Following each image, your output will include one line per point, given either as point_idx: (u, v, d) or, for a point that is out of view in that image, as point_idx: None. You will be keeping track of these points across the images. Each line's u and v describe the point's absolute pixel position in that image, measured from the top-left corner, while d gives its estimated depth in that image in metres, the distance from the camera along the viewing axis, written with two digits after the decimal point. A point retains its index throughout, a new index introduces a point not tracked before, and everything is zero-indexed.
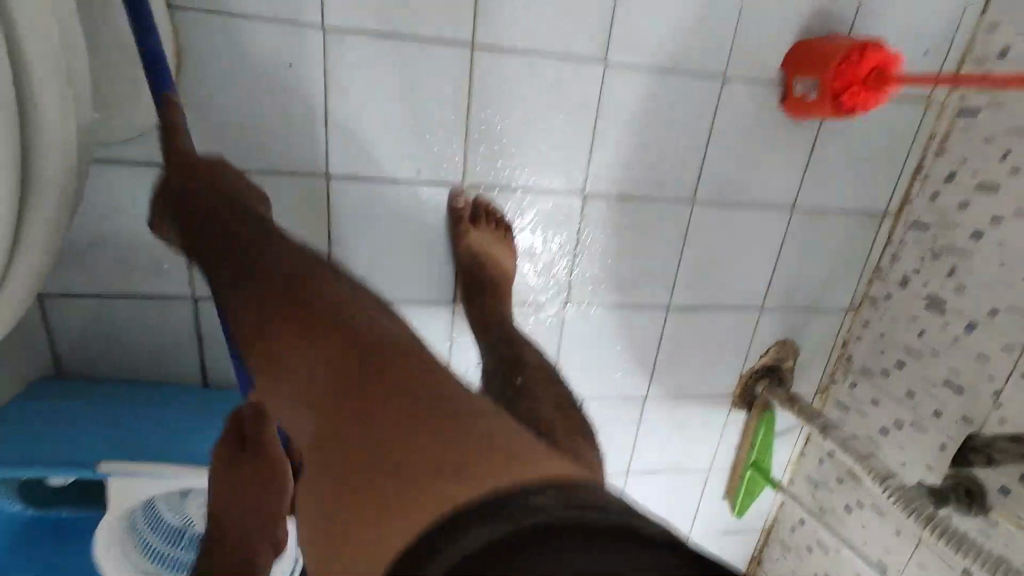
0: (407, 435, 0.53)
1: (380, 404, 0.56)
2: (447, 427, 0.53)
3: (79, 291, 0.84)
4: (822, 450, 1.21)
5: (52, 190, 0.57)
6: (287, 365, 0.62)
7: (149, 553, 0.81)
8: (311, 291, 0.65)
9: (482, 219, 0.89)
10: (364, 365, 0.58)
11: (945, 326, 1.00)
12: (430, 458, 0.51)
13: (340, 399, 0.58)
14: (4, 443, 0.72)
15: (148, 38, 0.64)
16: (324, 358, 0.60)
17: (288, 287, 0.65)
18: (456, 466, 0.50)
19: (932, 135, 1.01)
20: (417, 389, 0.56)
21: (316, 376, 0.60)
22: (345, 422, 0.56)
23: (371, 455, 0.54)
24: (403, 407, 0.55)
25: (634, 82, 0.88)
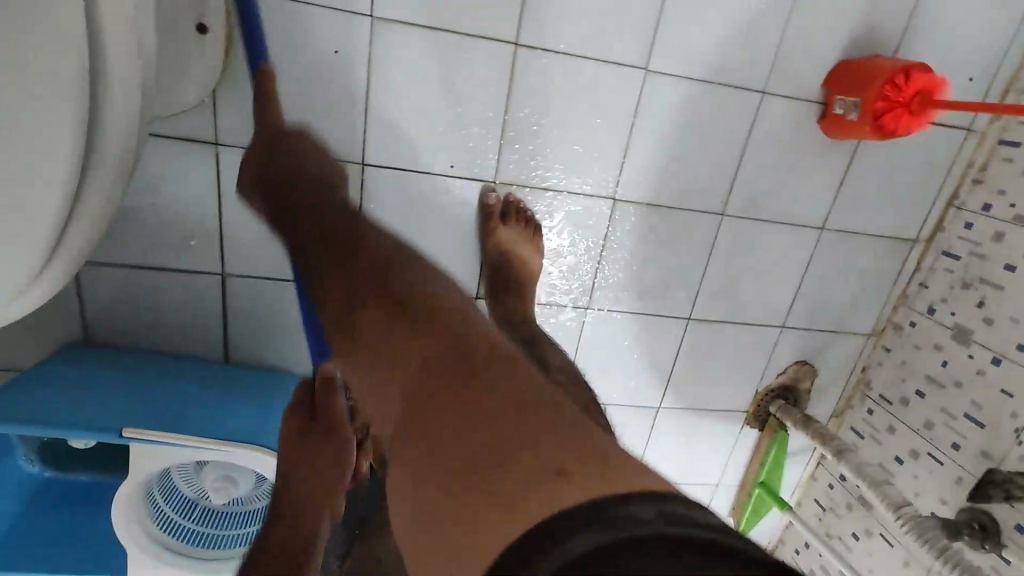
0: (493, 433, 0.49)
1: (465, 399, 0.52)
2: (539, 429, 0.48)
3: (112, 260, 0.86)
4: (833, 474, 1.20)
5: (119, 164, 0.58)
6: (378, 349, 0.61)
7: (162, 521, 0.82)
8: (405, 283, 0.65)
9: (511, 217, 0.90)
10: (456, 358, 0.56)
11: (969, 358, 0.99)
12: (520, 463, 0.46)
13: (427, 390, 0.54)
14: (31, 402, 0.73)
15: (250, 11, 0.72)
16: (416, 347, 0.58)
17: (383, 276, 0.65)
18: (548, 470, 0.44)
19: (970, 164, 1.01)
20: (510, 388, 0.52)
21: (405, 362, 0.58)
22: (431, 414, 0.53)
23: (454, 451, 0.49)
24: (493, 404, 0.50)
25: (673, 91, 0.88)
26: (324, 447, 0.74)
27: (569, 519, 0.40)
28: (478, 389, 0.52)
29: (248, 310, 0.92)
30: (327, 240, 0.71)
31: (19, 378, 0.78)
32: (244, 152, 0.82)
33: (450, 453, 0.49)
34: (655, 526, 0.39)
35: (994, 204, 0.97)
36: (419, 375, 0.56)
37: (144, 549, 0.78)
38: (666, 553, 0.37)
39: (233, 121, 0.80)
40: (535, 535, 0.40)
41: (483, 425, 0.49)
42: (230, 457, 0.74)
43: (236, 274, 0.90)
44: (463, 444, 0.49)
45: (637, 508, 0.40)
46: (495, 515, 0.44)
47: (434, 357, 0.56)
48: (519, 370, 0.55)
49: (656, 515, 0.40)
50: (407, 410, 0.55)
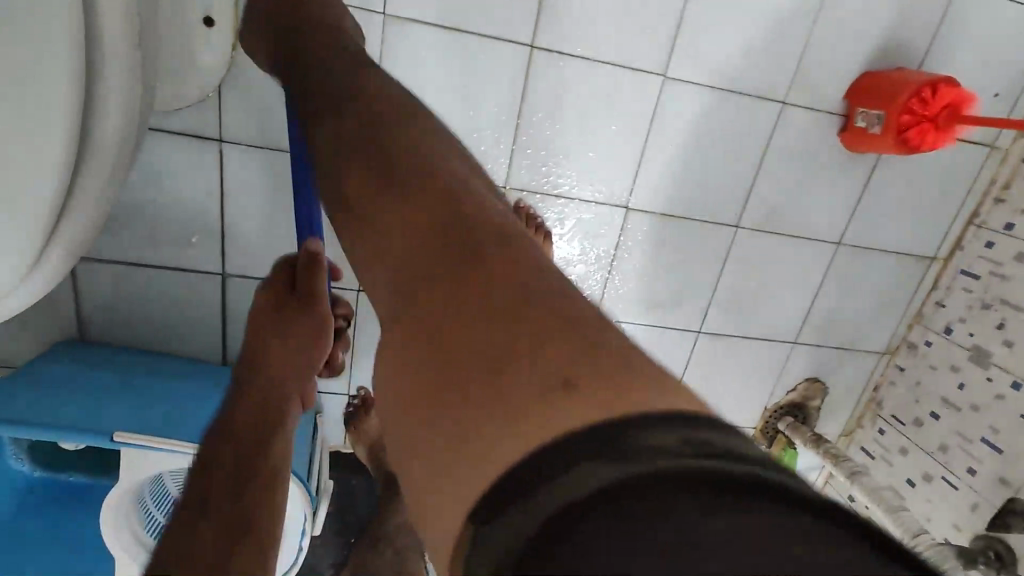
0: (446, 292, 0.33)
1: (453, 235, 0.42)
2: (516, 276, 0.33)
3: (109, 257, 0.83)
4: (839, 495, 1.18)
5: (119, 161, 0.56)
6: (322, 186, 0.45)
7: (153, 528, 0.79)
8: (363, 103, 0.47)
9: (521, 225, 0.82)
10: (412, 184, 0.39)
11: (988, 380, 0.96)
12: (481, 348, 0.29)
13: (370, 230, 0.39)
14: (22, 403, 0.70)
15: None
16: (365, 187, 0.40)
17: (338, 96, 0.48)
18: (523, 372, 0.27)
19: (993, 181, 0.98)
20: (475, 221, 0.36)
21: (352, 205, 0.42)
22: (371, 261, 0.38)
23: (402, 311, 0.34)
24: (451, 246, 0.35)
25: (690, 98, 0.86)
26: (300, 323, 0.58)
27: (555, 456, 0.23)
28: (434, 233, 0.36)
29: (248, 311, 0.90)
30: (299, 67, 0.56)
31: (9, 379, 0.75)
32: (250, 150, 0.80)
33: (385, 317, 0.35)
34: (684, 463, 0.23)
35: (1017, 224, 0.95)
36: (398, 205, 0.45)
37: (134, 557, 0.75)
38: (713, 506, 0.21)
39: (237, 117, 0.78)
40: (503, 486, 0.23)
41: (436, 281, 0.33)
42: None
43: (237, 274, 0.87)
44: (401, 301, 0.34)
45: (655, 431, 0.24)
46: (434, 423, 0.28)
47: (381, 194, 0.39)
48: (492, 200, 0.41)
49: (686, 445, 0.23)
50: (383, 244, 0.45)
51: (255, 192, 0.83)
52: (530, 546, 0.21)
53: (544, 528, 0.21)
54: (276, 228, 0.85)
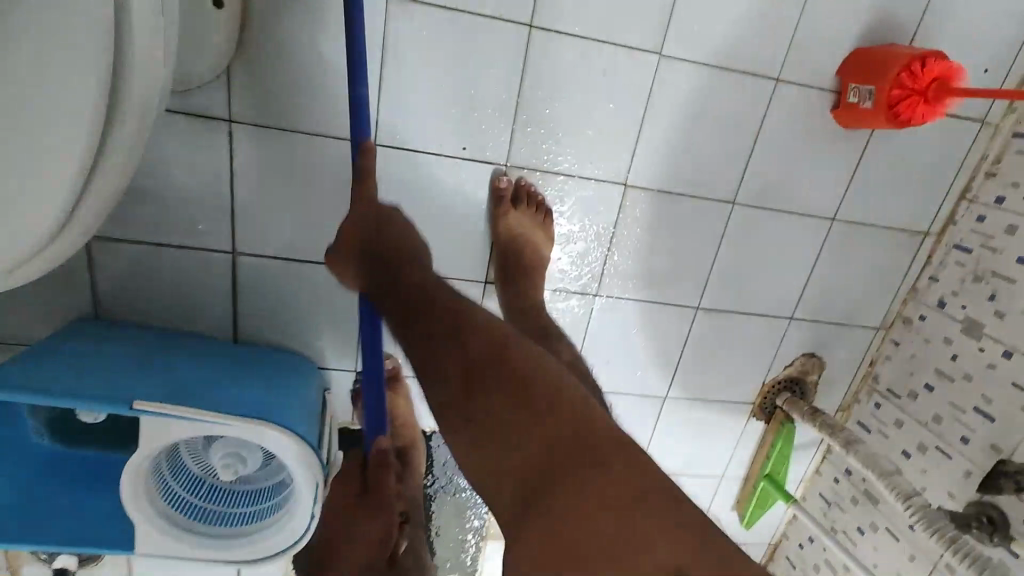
0: (602, 515, 0.45)
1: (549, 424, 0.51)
2: (645, 508, 0.46)
3: (124, 236, 0.86)
4: (837, 469, 1.20)
5: (140, 138, 0.57)
6: (450, 406, 0.55)
7: (169, 497, 0.82)
8: (465, 316, 0.59)
9: (523, 202, 0.90)
10: (545, 418, 0.51)
11: (980, 352, 0.98)
12: (631, 560, 0.44)
13: (516, 454, 0.51)
14: (48, 372, 0.73)
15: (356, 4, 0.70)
16: (505, 409, 0.52)
17: (489, 341, 0.56)
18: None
19: (984, 156, 1.00)
20: (634, 471, 0.48)
21: (475, 416, 0.53)
22: (542, 478, 0.49)
23: (535, 530, 0.48)
24: (610, 489, 0.46)
25: (686, 75, 0.88)
26: (370, 526, 0.75)
27: None
28: (574, 477, 0.48)
29: (260, 289, 0.93)
30: (423, 306, 0.61)
31: (30, 351, 0.78)
32: (259, 129, 0.83)
33: (564, 527, 0.46)
34: None
35: (1007, 197, 0.96)
36: (480, 381, 0.54)
37: (154, 523, 0.79)
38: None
39: (247, 98, 0.81)
40: None
41: (591, 506, 0.46)
42: (238, 432, 0.74)
43: (248, 253, 0.90)
44: (569, 526, 0.46)
45: None
46: None
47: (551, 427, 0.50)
48: (569, 386, 0.55)
49: None
50: (474, 443, 0.53)
51: (265, 173, 0.85)
52: None
53: None
54: (285, 207, 0.88)
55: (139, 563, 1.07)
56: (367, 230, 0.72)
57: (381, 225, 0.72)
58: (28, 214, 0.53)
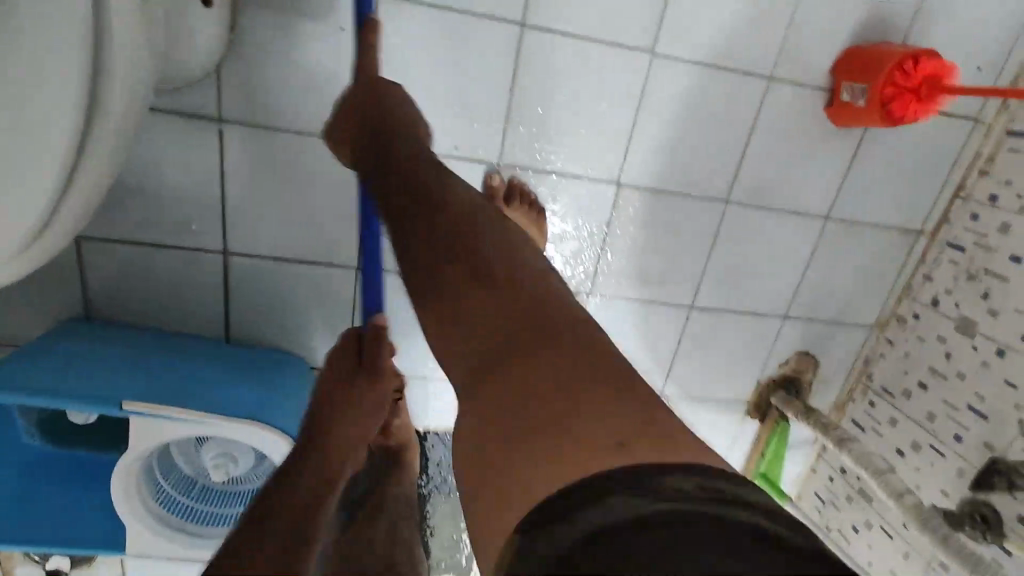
0: (555, 369, 0.49)
1: (514, 291, 0.54)
2: (600, 369, 0.49)
3: (114, 236, 0.85)
4: (832, 468, 1.20)
5: (125, 139, 0.57)
6: (417, 276, 0.58)
7: (161, 499, 0.82)
8: (439, 194, 0.61)
9: (516, 199, 0.88)
10: (509, 289, 0.54)
11: (974, 350, 0.98)
12: (572, 402, 0.47)
13: (480, 317, 0.54)
14: (38, 372, 0.73)
15: None
16: (474, 277, 0.55)
17: (465, 241, 0.58)
18: (613, 439, 0.44)
19: (978, 154, 1.00)
20: (600, 360, 0.50)
21: (443, 281, 0.56)
22: (502, 339, 0.52)
23: (491, 382, 0.51)
24: (565, 349, 0.50)
25: (679, 73, 0.87)
26: (361, 413, 0.71)
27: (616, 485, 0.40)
28: (531, 338, 0.51)
29: (252, 289, 0.92)
30: (408, 196, 0.63)
31: (21, 351, 0.78)
32: (250, 128, 0.82)
33: (523, 401, 0.48)
34: (701, 501, 0.38)
35: (1000, 196, 0.96)
36: (454, 248, 0.57)
37: (146, 525, 0.78)
38: (729, 539, 0.36)
39: (237, 97, 0.80)
40: (586, 501, 0.40)
41: (545, 364, 0.49)
42: (229, 432, 0.74)
43: (240, 252, 0.89)
44: (522, 377, 0.49)
45: (684, 483, 0.40)
46: (539, 458, 0.45)
47: (521, 312, 0.53)
48: (539, 267, 0.58)
49: (698, 489, 0.40)
50: (439, 303, 0.56)
51: (256, 173, 0.85)
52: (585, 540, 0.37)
53: (606, 525, 0.37)
54: (277, 207, 0.88)
55: (132, 565, 1.07)
56: (366, 105, 0.72)
57: (364, 106, 0.72)
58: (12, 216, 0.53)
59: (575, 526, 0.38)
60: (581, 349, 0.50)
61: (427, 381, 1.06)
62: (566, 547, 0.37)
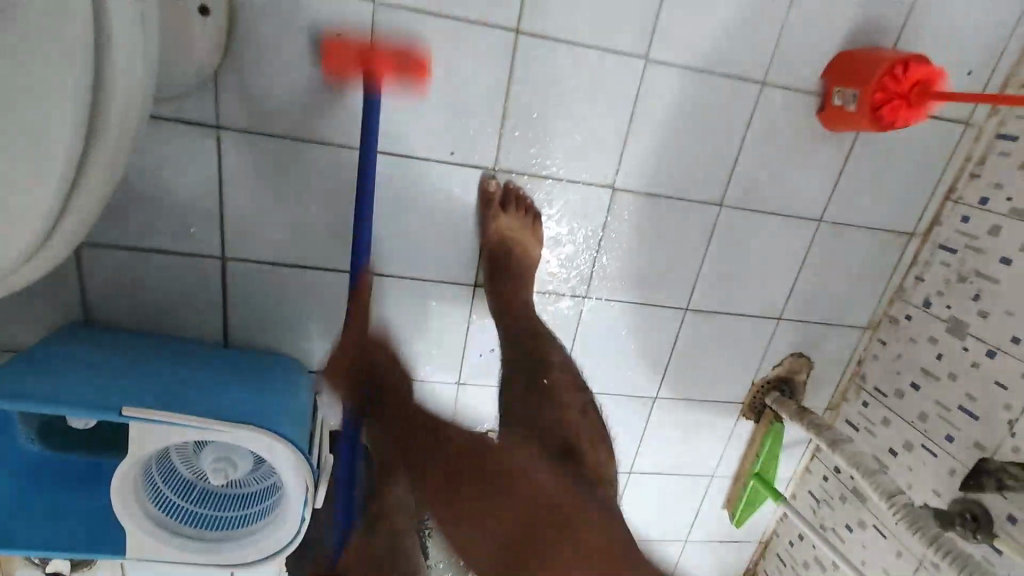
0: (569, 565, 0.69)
1: (513, 515, 0.74)
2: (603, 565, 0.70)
3: (113, 242, 0.86)
4: (826, 467, 1.22)
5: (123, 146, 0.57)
6: (454, 500, 0.78)
7: (160, 502, 0.82)
8: (449, 446, 0.83)
9: (512, 205, 0.91)
10: (519, 494, 0.75)
11: (965, 351, 1.00)
12: None
13: (500, 526, 0.74)
14: (37, 378, 0.74)
15: (369, 134, 0.79)
16: (490, 522, 0.75)
17: (478, 460, 0.79)
18: None
19: (968, 157, 1.01)
20: (593, 523, 0.73)
21: (467, 508, 0.77)
22: (524, 539, 0.73)
23: (517, 562, 0.72)
24: (564, 522, 0.72)
25: (673, 79, 0.89)
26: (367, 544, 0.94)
27: None
28: (537, 540, 0.72)
29: (250, 294, 0.93)
30: (426, 438, 0.85)
31: (18, 357, 0.78)
32: (247, 134, 0.83)
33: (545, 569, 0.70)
34: None
35: (991, 198, 0.97)
36: (470, 488, 0.77)
37: (147, 529, 0.79)
38: None
39: (234, 103, 0.81)
40: None
41: (551, 532, 0.72)
42: (228, 437, 0.75)
43: (237, 258, 0.90)
44: (537, 545, 0.72)
45: None
46: None
47: (529, 512, 0.73)
48: (537, 467, 0.79)
49: None
50: (472, 516, 0.76)
51: (254, 179, 0.86)
52: None
53: None
54: (275, 212, 0.88)
55: (133, 568, 1.08)
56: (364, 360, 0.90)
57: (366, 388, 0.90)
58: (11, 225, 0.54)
59: None
60: (572, 525, 0.73)
61: (422, 381, 1.04)
62: None
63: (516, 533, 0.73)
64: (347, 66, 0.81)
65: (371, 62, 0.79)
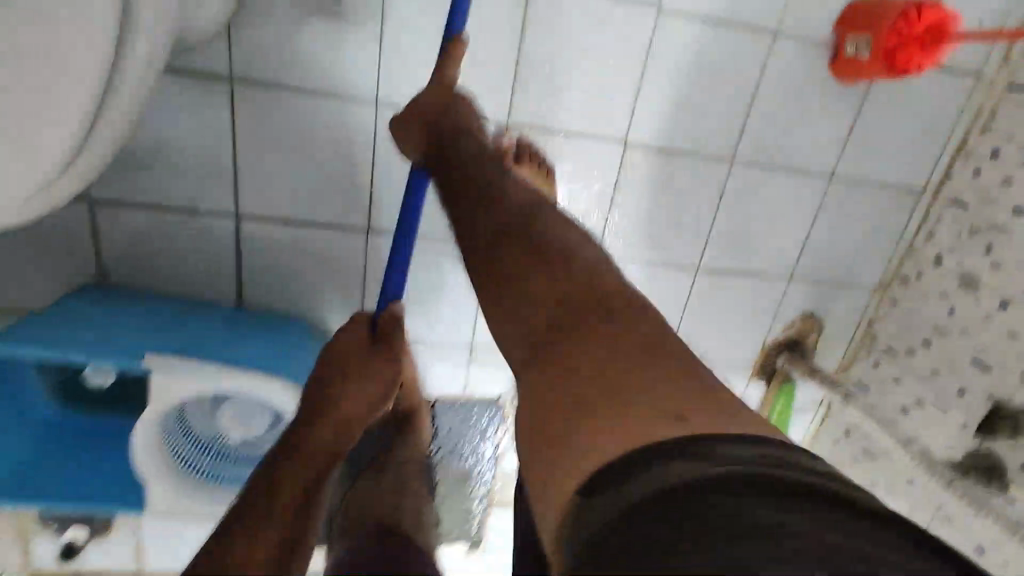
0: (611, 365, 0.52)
1: (570, 288, 0.60)
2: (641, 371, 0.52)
3: (127, 200, 0.86)
4: (836, 430, 1.21)
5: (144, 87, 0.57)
6: (496, 269, 0.65)
7: (180, 460, 0.82)
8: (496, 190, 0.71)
9: (525, 158, 0.86)
10: (573, 266, 0.62)
11: (977, 304, 1.00)
12: (609, 366, 0.53)
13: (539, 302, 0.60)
14: (58, 331, 0.74)
15: None
16: (525, 278, 0.62)
17: (524, 231, 0.65)
18: (662, 409, 0.48)
19: (980, 110, 1.01)
20: (642, 340, 0.54)
21: (512, 289, 0.62)
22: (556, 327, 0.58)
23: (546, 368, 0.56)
24: (607, 336, 0.55)
25: (685, 29, 0.88)
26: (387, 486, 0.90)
27: (649, 448, 0.45)
28: (588, 332, 0.56)
29: (263, 254, 0.93)
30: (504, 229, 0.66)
31: (38, 316, 0.78)
32: (260, 89, 0.83)
33: (578, 383, 0.53)
34: (709, 480, 0.41)
35: (1003, 150, 0.98)
36: (513, 248, 0.65)
37: (169, 485, 0.80)
38: (773, 499, 0.39)
39: (248, 57, 0.81)
40: (634, 452, 0.45)
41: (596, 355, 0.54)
42: (247, 389, 0.75)
43: (251, 216, 0.90)
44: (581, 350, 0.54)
45: (728, 458, 0.43)
46: (590, 432, 0.49)
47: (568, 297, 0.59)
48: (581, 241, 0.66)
49: (736, 468, 0.42)
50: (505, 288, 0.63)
51: (265, 135, 0.85)
52: (619, 515, 0.41)
53: (646, 492, 0.42)
54: (287, 170, 0.88)
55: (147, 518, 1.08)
56: (434, 112, 0.77)
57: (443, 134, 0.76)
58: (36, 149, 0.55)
59: (639, 482, 0.42)
60: (617, 349, 0.54)
61: (435, 345, 1.05)
62: (618, 504, 0.42)
63: (552, 316, 0.59)
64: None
65: None
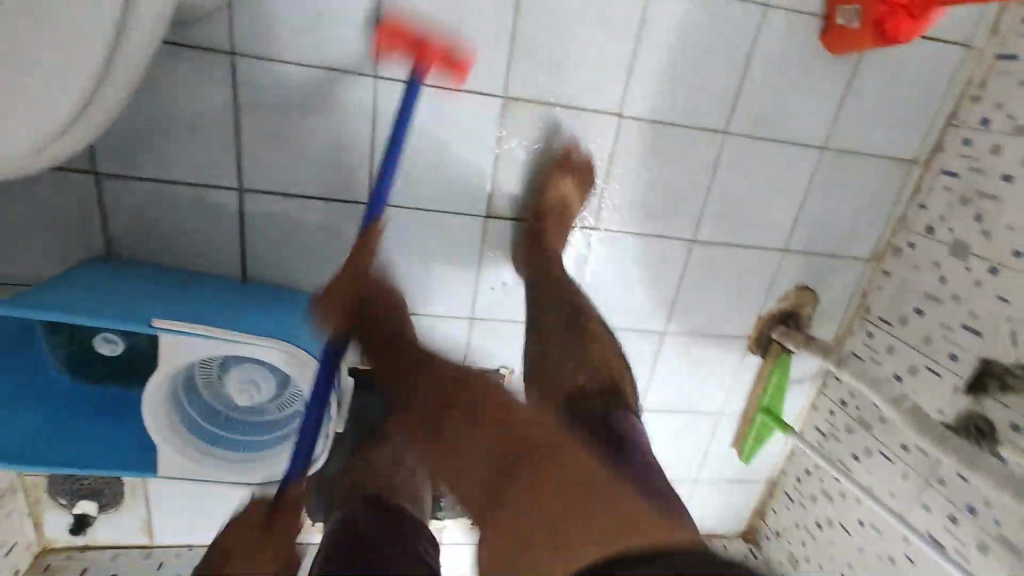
0: (553, 500, 0.65)
1: (510, 490, 0.68)
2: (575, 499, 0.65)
3: (133, 174, 0.88)
4: (832, 402, 1.24)
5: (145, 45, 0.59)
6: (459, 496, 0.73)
7: (189, 425, 0.85)
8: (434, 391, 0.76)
9: (570, 171, 0.97)
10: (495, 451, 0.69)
11: (968, 271, 1.01)
12: (552, 504, 0.65)
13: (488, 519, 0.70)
14: (69, 297, 0.76)
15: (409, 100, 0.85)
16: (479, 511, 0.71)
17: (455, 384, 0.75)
18: (603, 530, 0.63)
19: (970, 79, 1.02)
20: (563, 462, 0.67)
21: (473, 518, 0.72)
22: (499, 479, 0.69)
23: (505, 529, 0.68)
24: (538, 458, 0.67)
25: (676, 4, 0.90)
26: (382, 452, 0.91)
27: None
28: (522, 484, 0.67)
29: (266, 228, 0.95)
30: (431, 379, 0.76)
31: (50, 284, 0.81)
32: (260, 63, 0.84)
33: (530, 516, 0.66)
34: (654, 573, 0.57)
35: (992, 118, 0.99)
36: (460, 454, 0.72)
37: (178, 448, 0.82)
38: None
39: (248, 30, 0.82)
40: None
41: (536, 498, 0.66)
42: (254, 351, 0.78)
43: (254, 189, 0.92)
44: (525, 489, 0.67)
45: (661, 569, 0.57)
46: (556, 543, 0.65)
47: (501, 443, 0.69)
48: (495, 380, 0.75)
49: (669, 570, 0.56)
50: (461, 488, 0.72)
51: (267, 109, 0.87)
52: None
53: None
54: (289, 144, 0.90)
55: (155, 483, 1.10)
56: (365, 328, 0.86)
57: (384, 336, 0.86)
58: (39, 107, 0.57)
59: None
60: (550, 474, 0.66)
61: (436, 317, 1.07)
62: None
63: (490, 463, 0.69)
64: (396, 49, 0.87)
65: (423, 51, 0.85)
